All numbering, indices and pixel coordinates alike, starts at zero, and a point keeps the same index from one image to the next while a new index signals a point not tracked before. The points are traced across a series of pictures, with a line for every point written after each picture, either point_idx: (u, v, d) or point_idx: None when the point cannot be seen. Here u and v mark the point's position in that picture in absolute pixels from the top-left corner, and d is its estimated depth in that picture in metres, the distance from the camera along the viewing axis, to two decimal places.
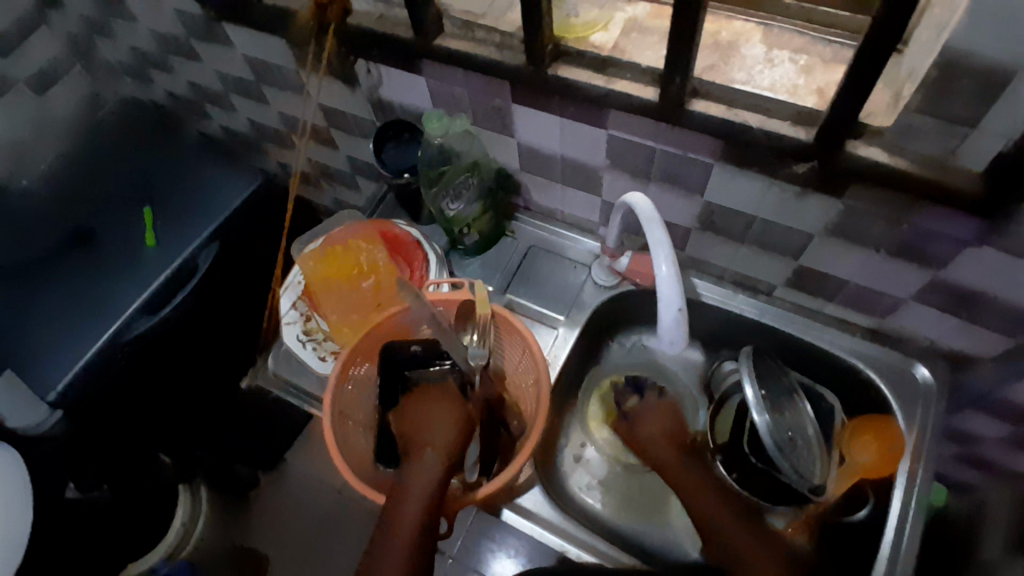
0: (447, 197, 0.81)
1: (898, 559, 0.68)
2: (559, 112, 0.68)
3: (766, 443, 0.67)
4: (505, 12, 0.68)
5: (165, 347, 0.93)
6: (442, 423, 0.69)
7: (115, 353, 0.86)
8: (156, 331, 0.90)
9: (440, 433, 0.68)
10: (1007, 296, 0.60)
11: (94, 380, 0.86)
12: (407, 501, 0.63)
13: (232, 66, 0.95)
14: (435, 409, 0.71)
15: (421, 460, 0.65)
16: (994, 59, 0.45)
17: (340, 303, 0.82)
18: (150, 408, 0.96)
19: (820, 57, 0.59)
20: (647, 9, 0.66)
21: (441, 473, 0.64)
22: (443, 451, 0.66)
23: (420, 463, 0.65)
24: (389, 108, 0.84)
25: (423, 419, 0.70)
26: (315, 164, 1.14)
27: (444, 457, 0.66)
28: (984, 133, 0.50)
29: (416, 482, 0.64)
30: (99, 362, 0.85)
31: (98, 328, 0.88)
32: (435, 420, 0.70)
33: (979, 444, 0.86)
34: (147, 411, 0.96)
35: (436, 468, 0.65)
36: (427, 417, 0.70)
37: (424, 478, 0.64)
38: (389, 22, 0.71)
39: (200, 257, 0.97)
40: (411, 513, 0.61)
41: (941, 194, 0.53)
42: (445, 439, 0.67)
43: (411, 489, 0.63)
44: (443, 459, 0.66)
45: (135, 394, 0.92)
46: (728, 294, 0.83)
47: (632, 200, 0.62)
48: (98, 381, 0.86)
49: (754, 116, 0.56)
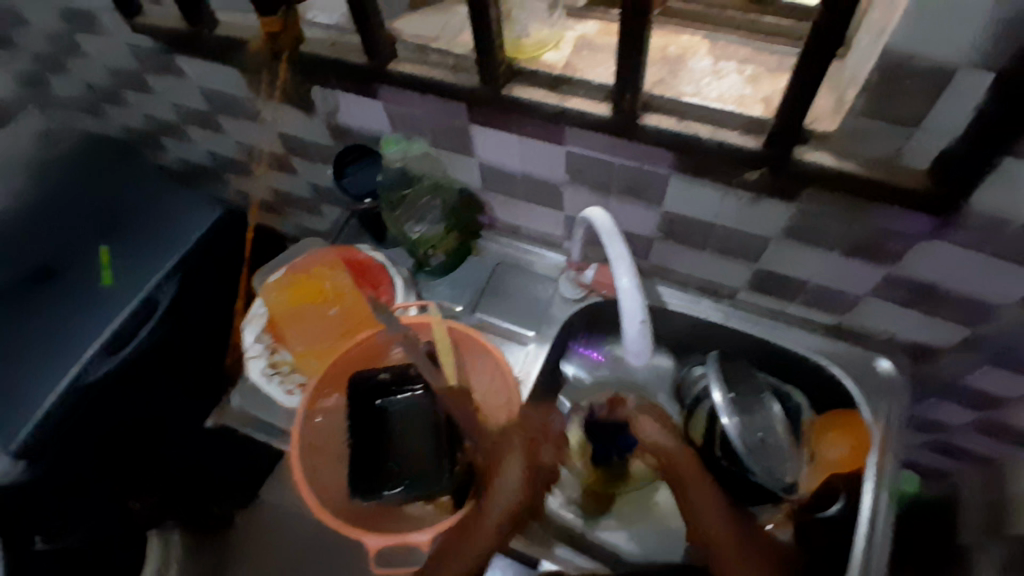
0: (412, 219, 0.81)
1: (873, 553, 0.69)
2: (518, 130, 0.68)
3: (734, 445, 0.70)
4: (458, 33, 0.69)
5: (128, 386, 0.89)
6: (512, 479, 0.66)
7: (76, 399, 0.82)
8: (116, 370, 0.86)
9: (509, 489, 0.66)
10: (962, 286, 0.63)
11: (57, 427, 0.80)
12: (483, 524, 0.65)
13: (187, 97, 0.94)
14: (508, 459, 0.68)
15: (482, 521, 0.65)
16: (931, 61, 0.47)
17: (308, 333, 0.82)
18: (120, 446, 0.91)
19: (764, 67, 0.61)
20: (596, 26, 0.67)
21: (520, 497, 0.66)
22: (506, 509, 0.65)
23: (479, 522, 0.65)
24: (347, 132, 0.84)
25: (494, 471, 0.68)
26: (277, 192, 1.12)
27: (505, 521, 0.65)
28: (926, 131, 0.52)
29: (472, 537, 0.64)
30: (62, 408, 0.81)
31: (58, 372, 0.83)
32: (504, 471, 0.67)
33: (945, 431, 0.89)
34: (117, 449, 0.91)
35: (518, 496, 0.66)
36: (500, 466, 0.68)
37: (481, 536, 0.64)
38: (342, 48, 0.71)
39: (159, 294, 0.93)
40: (489, 527, 0.64)
41: (892, 191, 0.55)
42: (511, 496, 0.66)
43: (486, 513, 0.65)
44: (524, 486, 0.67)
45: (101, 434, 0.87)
46: (693, 299, 0.84)
47: (592, 216, 0.63)
48: (66, 426, 0.81)
49: (704, 128, 0.58)
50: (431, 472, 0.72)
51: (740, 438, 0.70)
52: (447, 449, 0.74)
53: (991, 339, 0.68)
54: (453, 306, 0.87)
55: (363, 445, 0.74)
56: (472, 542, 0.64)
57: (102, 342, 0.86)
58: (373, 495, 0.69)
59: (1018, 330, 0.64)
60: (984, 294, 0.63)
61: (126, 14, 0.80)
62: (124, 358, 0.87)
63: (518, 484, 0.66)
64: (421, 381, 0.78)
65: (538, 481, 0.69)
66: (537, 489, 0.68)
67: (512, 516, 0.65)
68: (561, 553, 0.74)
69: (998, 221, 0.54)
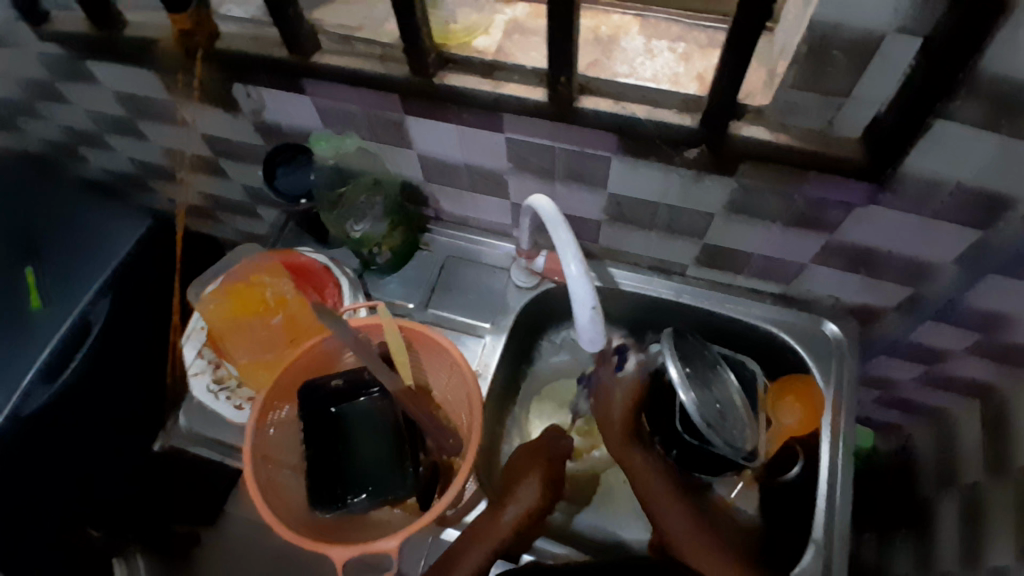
0: (351, 218, 0.79)
1: (834, 513, 0.71)
2: (455, 119, 0.66)
3: (695, 420, 0.69)
4: (383, 22, 0.66)
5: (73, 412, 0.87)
6: (532, 482, 0.69)
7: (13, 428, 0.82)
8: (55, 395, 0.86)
9: (529, 491, 0.68)
10: (901, 249, 0.65)
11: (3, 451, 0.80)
12: (497, 517, 0.67)
13: (102, 104, 0.88)
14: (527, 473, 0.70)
15: (498, 520, 0.67)
16: (857, 32, 0.47)
17: (251, 344, 0.78)
18: (60, 478, 0.84)
19: (696, 44, 0.61)
20: (526, 9, 0.65)
21: (541, 491, 0.68)
22: (523, 508, 0.67)
23: (498, 518, 0.67)
24: (276, 130, 0.80)
25: (514, 481, 0.70)
26: (209, 199, 1.06)
27: (522, 521, 0.67)
28: (857, 101, 0.53)
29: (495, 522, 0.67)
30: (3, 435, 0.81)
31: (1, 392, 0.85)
32: (525, 477, 0.70)
33: (893, 386, 0.92)
34: (53, 482, 0.84)
35: (535, 488, 0.68)
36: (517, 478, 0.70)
37: (500, 530, 0.66)
38: (261, 41, 0.67)
39: (91, 313, 0.93)
40: (510, 508, 0.67)
41: (832, 161, 0.56)
42: (529, 500, 0.68)
43: (502, 509, 0.68)
44: (544, 484, 0.69)
45: (27, 475, 0.82)
46: (645, 279, 0.84)
47: (536, 203, 0.61)
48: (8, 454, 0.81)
49: (642, 108, 0.57)
50: (396, 473, 0.71)
51: (699, 411, 0.70)
52: (409, 453, 0.72)
53: (930, 296, 0.70)
54: (405, 304, 0.85)
55: (320, 454, 0.72)
56: (498, 520, 0.67)
57: (38, 370, 0.86)
58: (337, 505, 0.69)
59: (954, 286, 0.67)
60: (921, 254, 0.65)
61: (36, 28, 0.74)
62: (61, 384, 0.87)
63: (537, 493, 0.68)
64: (377, 384, 0.75)
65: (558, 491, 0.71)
66: (555, 494, 0.71)
67: (533, 517, 0.68)
68: (540, 544, 0.75)
69: (930, 182, 0.56)
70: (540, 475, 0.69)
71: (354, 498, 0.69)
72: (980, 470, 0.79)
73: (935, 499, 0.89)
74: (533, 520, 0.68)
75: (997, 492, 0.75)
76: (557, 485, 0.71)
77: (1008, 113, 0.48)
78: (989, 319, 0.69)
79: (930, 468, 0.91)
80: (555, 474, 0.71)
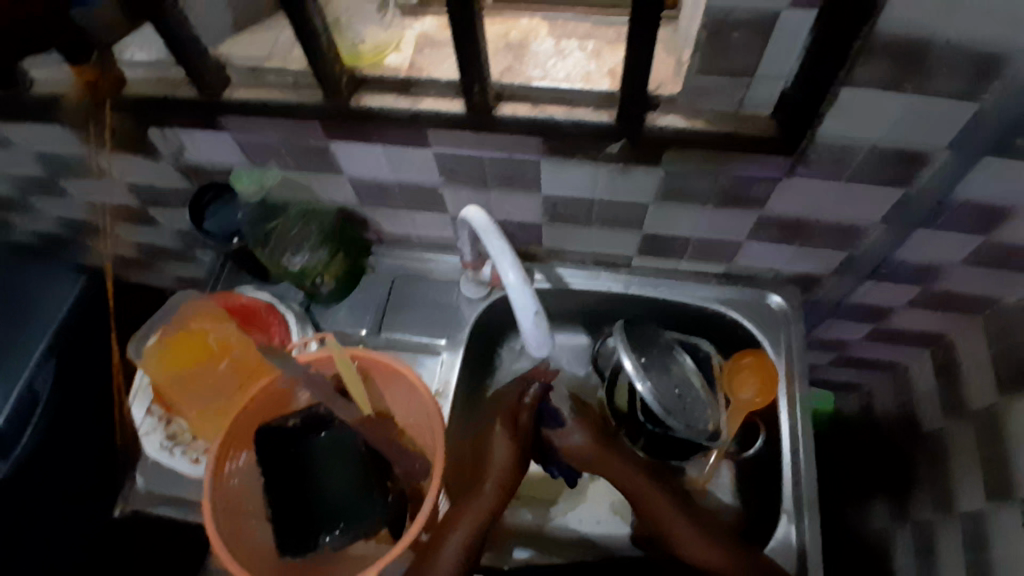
0: (289, 249, 0.76)
1: (801, 478, 0.72)
2: (379, 139, 0.65)
3: (654, 410, 0.71)
4: (290, 49, 0.65)
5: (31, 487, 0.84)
6: (500, 447, 0.71)
7: None
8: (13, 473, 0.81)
9: (499, 458, 0.70)
10: (829, 216, 0.67)
11: None
12: (477, 495, 0.68)
13: (15, 165, 0.84)
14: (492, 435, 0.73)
15: (481, 490, 0.68)
16: (751, 13, 0.49)
17: (199, 395, 0.76)
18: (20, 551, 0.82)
19: (604, 40, 0.62)
20: (434, 22, 0.65)
21: (512, 456, 0.71)
22: (502, 473, 0.69)
23: (479, 490, 0.68)
24: (199, 170, 0.78)
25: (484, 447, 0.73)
26: (141, 247, 1.02)
27: (501, 488, 0.69)
28: (761, 79, 0.55)
29: (476, 501, 0.67)
30: None
31: None
32: (493, 444, 0.72)
33: (845, 347, 0.95)
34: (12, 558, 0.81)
35: (506, 454, 0.71)
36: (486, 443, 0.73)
37: (483, 506, 0.67)
38: (169, 83, 0.65)
39: (37, 384, 0.85)
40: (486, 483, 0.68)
41: (745, 141, 0.58)
42: (501, 463, 0.70)
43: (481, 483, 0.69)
44: (511, 444, 0.72)
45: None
46: (593, 275, 0.84)
47: (469, 215, 0.62)
48: None
49: (559, 110, 0.58)
50: (364, 507, 0.70)
51: (659, 401, 0.71)
52: (375, 480, 0.72)
53: (865, 257, 0.73)
54: (357, 331, 0.83)
55: (284, 496, 0.70)
56: (476, 490, 0.68)
57: None
58: (307, 549, 0.68)
59: (884, 243, 0.69)
60: (848, 217, 0.67)
61: None
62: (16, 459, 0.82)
63: (507, 452, 0.71)
64: (335, 418, 0.74)
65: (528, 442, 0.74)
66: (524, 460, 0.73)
67: (508, 480, 0.69)
68: (516, 554, 0.77)
69: (846, 147, 0.58)
70: (511, 444, 0.72)
71: (329, 536, 0.69)
72: (940, 416, 0.82)
73: (902, 450, 0.92)
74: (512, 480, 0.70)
75: (959, 436, 0.78)
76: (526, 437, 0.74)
77: (903, 73, 0.50)
78: (923, 269, 0.72)
79: (893, 422, 0.94)
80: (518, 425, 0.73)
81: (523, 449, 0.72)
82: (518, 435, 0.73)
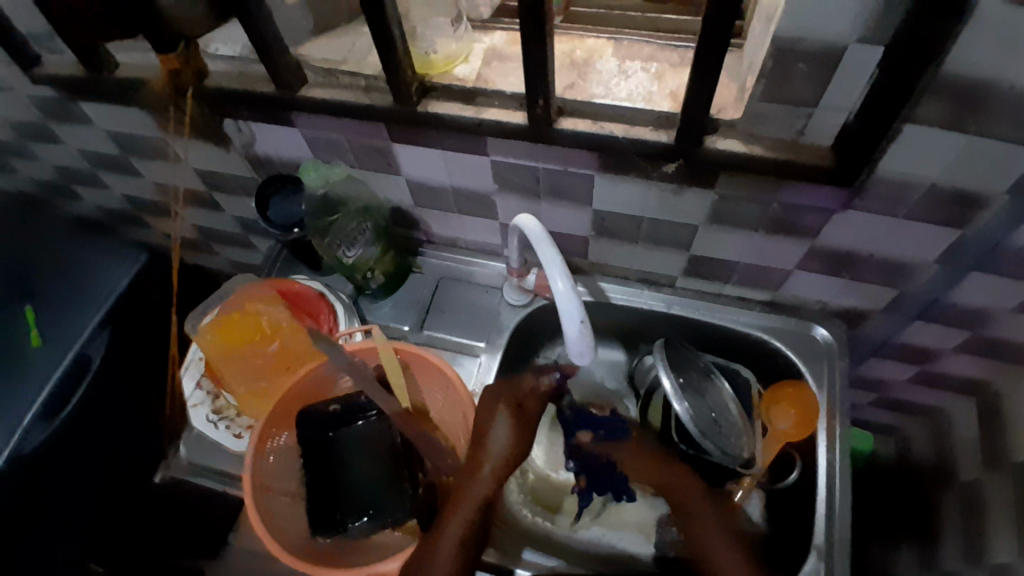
0: (343, 244, 0.80)
1: (834, 519, 0.71)
2: (438, 143, 0.68)
3: (689, 429, 0.71)
4: (365, 54, 0.68)
5: (82, 441, 0.90)
6: (501, 423, 0.73)
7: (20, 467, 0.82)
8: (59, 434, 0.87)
9: (500, 434, 0.72)
10: (881, 251, 0.67)
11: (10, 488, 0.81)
12: (474, 478, 0.69)
13: (97, 143, 0.90)
14: (496, 416, 0.73)
15: (477, 473, 0.70)
16: (820, 45, 0.49)
17: (245, 375, 0.79)
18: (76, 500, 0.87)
19: (668, 63, 0.63)
20: (503, 36, 0.67)
21: (512, 435, 0.73)
22: (499, 461, 0.70)
23: (478, 475, 0.69)
24: (267, 162, 0.82)
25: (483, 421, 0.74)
26: (201, 230, 1.07)
27: (500, 470, 0.70)
28: (823, 110, 0.55)
29: (469, 493, 0.69)
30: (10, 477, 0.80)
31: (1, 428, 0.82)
32: (494, 420, 0.73)
33: (887, 388, 0.93)
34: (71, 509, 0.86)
35: (504, 435, 0.72)
36: (488, 421, 0.72)
37: (476, 494, 0.69)
38: (249, 78, 0.69)
39: (90, 350, 0.92)
40: (484, 473, 0.70)
41: (802, 170, 0.58)
42: (501, 451, 0.71)
43: (476, 461, 0.70)
44: (512, 420, 0.73)
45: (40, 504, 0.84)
46: (635, 292, 0.84)
47: (521, 222, 0.63)
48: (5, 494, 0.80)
49: (618, 126, 0.59)
50: (393, 496, 0.73)
51: (693, 421, 0.71)
52: (405, 473, 0.74)
53: (914, 297, 0.72)
54: (400, 327, 0.86)
55: (323, 481, 0.73)
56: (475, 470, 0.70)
57: (38, 409, 0.84)
58: (337, 530, 0.71)
59: (936, 284, 0.68)
60: (900, 255, 0.66)
61: (27, 71, 0.76)
62: (61, 422, 0.87)
63: (507, 436, 0.72)
64: (373, 407, 0.77)
65: (529, 429, 0.76)
66: (526, 438, 0.74)
67: (509, 464, 0.71)
68: (527, 557, 0.77)
69: (905, 184, 0.57)
70: (508, 422, 0.73)
71: (355, 521, 0.71)
72: (978, 468, 0.80)
73: (937, 499, 0.89)
74: (510, 464, 0.71)
75: (996, 489, 0.76)
76: (528, 421, 0.76)
77: (969, 115, 0.50)
78: (973, 314, 0.71)
79: (929, 469, 0.92)
80: (523, 411, 0.76)
81: (524, 429, 0.74)
82: (520, 418, 0.75)
